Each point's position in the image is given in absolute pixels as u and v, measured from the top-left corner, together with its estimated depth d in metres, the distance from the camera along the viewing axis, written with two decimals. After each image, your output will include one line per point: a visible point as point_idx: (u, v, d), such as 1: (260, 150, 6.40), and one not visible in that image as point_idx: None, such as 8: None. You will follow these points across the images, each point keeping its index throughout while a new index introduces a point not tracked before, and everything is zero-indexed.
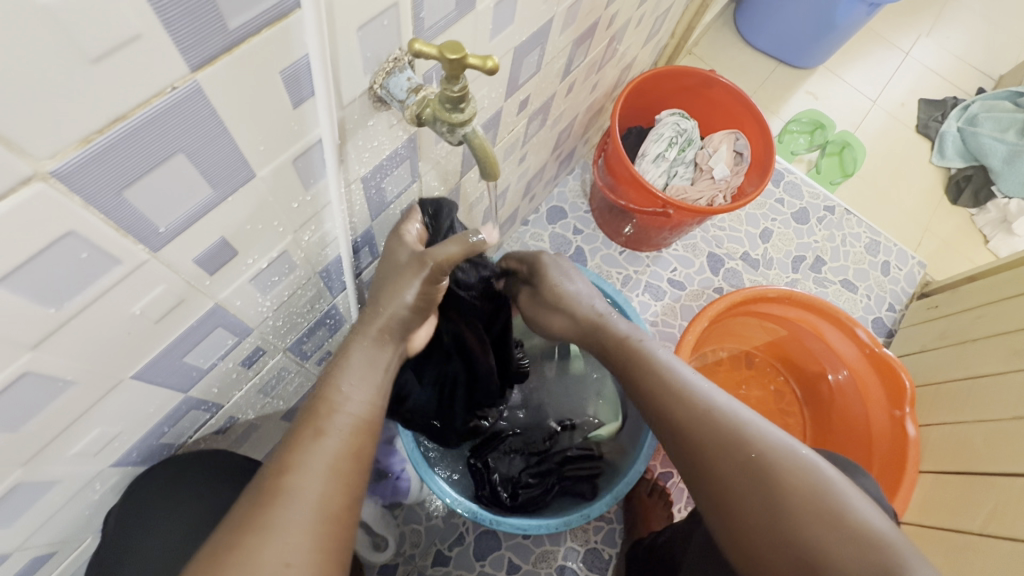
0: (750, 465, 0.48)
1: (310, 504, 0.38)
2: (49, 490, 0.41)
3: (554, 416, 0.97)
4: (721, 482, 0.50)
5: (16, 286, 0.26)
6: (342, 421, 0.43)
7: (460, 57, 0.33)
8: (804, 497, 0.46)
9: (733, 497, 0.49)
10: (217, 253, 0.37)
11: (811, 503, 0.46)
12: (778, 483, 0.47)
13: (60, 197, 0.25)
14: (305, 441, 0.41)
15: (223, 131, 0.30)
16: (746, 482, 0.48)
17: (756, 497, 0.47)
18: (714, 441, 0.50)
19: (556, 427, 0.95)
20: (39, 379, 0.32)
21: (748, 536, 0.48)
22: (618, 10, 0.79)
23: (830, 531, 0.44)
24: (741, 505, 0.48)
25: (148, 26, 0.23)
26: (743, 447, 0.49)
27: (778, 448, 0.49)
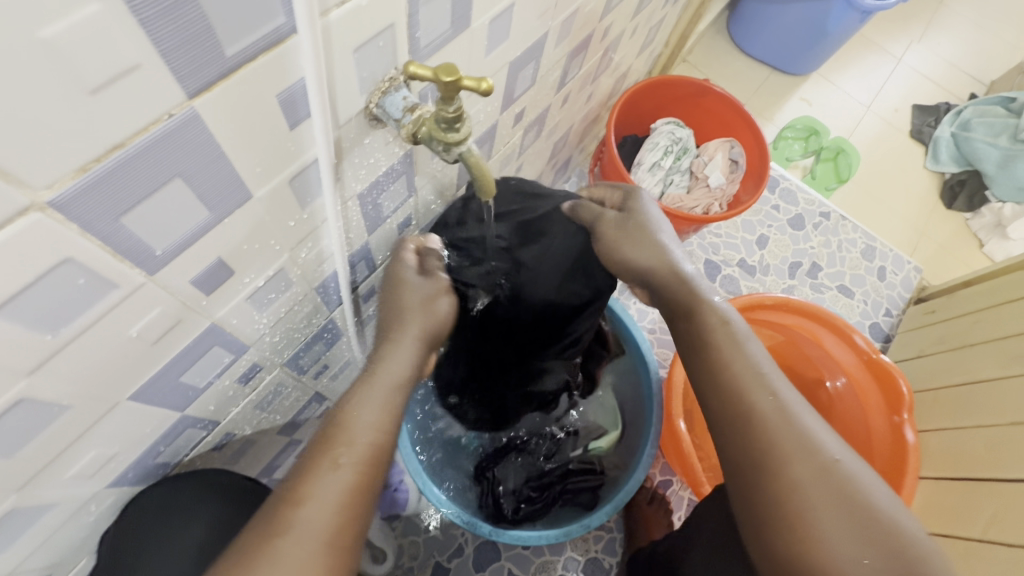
0: (792, 451, 0.42)
1: (317, 535, 0.36)
2: (45, 513, 0.40)
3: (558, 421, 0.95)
4: (751, 462, 0.44)
5: (12, 314, 0.26)
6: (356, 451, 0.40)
7: (456, 79, 0.33)
8: (842, 500, 0.41)
9: (760, 479, 0.43)
10: (213, 274, 0.37)
11: (847, 509, 0.40)
12: (817, 478, 0.41)
13: (56, 226, 0.25)
14: (320, 469, 0.38)
15: (220, 154, 0.30)
16: (783, 467, 0.42)
17: (789, 487, 0.42)
18: (756, 419, 0.44)
19: (559, 433, 0.94)
20: (34, 405, 0.32)
21: (764, 523, 0.42)
22: (612, 22, 0.80)
23: (864, 544, 0.39)
24: (767, 489, 0.43)
25: (146, 57, 0.23)
26: (787, 432, 0.43)
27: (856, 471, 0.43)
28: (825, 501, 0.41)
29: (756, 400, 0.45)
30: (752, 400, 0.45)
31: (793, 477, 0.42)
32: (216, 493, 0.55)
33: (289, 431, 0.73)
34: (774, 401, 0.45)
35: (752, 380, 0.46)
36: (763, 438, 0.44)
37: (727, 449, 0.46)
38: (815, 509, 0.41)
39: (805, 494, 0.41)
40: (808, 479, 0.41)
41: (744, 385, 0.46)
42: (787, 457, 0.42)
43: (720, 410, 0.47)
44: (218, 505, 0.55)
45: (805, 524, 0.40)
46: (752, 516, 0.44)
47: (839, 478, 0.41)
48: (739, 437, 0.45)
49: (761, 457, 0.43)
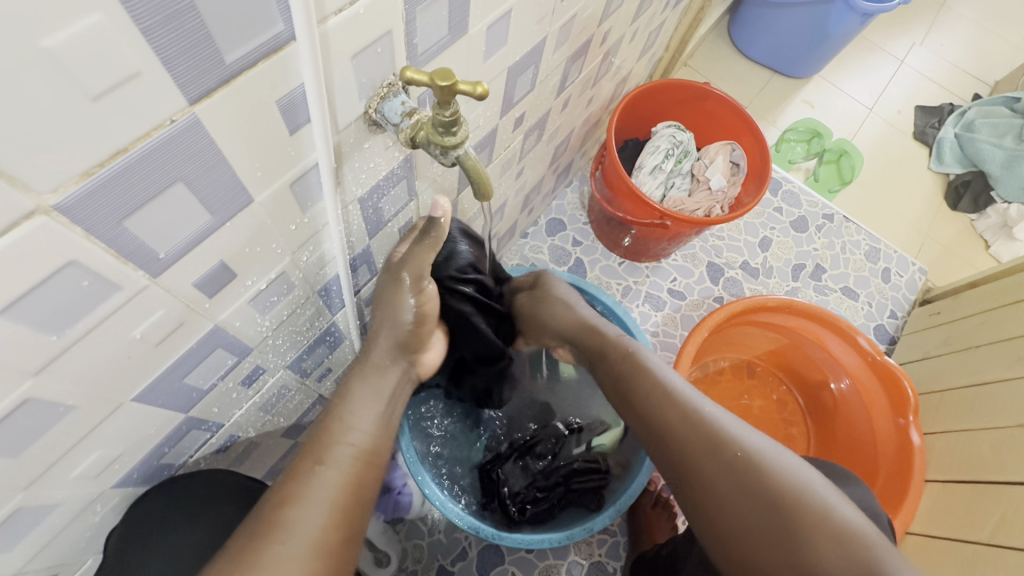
0: (722, 457, 0.51)
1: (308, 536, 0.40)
2: (50, 513, 0.41)
3: (560, 418, 0.97)
4: (696, 478, 0.52)
5: (18, 315, 0.27)
6: (343, 452, 0.46)
7: (451, 83, 0.34)
8: (773, 485, 0.48)
9: (710, 490, 0.51)
10: (216, 277, 0.37)
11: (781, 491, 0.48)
12: (750, 474, 0.49)
13: (62, 229, 0.25)
14: (305, 470, 0.43)
15: (221, 159, 0.30)
16: (719, 476, 0.50)
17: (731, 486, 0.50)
18: (687, 442, 0.53)
19: (563, 429, 0.95)
20: (40, 405, 0.32)
21: (730, 530, 0.49)
22: (611, 27, 0.80)
23: (806, 515, 0.46)
24: (719, 497, 0.50)
25: (147, 65, 0.23)
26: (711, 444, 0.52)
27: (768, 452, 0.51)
28: (761, 486, 0.48)
29: (684, 425, 0.54)
30: (680, 427, 0.55)
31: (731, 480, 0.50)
32: (222, 497, 0.56)
33: (292, 434, 0.73)
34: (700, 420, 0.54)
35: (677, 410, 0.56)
36: (696, 454, 0.52)
37: (676, 479, 0.54)
38: (756, 498, 0.48)
39: (747, 486, 0.49)
40: (739, 471, 0.50)
41: (672, 416, 0.56)
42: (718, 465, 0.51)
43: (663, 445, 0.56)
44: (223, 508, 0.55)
45: (756, 515, 0.47)
46: (716, 530, 0.50)
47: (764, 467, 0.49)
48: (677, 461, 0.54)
49: (703, 471, 0.51)
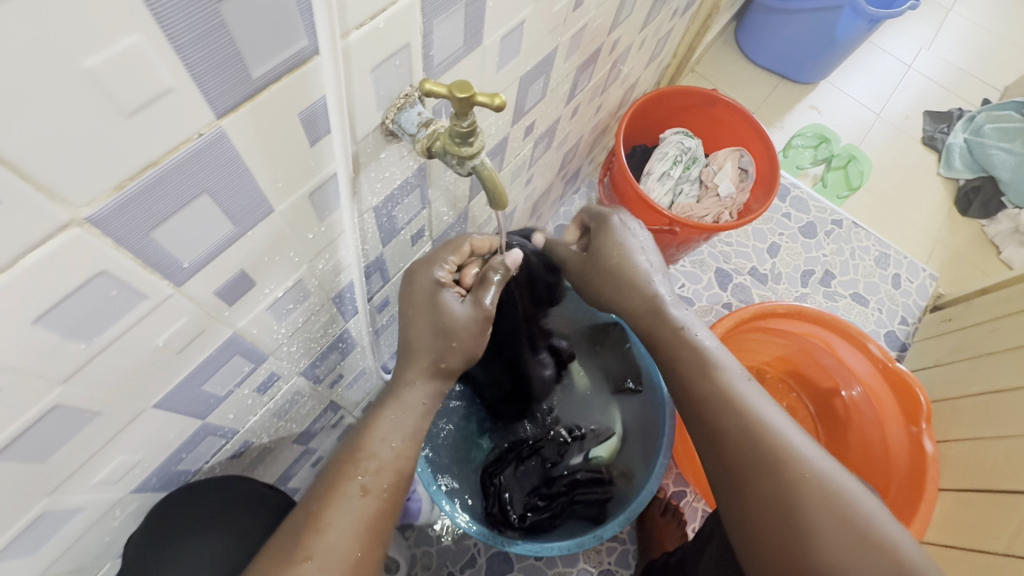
0: (783, 457, 0.47)
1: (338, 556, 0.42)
2: (72, 518, 0.42)
3: (563, 423, 0.96)
4: (744, 468, 0.48)
5: (51, 324, 0.28)
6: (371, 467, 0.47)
7: (469, 96, 0.34)
8: (830, 499, 0.45)
9: (755, 485, 0.47)
10: (236, 285, 0.38)
11: (838, 509, 0.44)
12: (810, 483, 0.45)
13: (93, 240, 0.26)
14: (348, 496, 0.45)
15: (245, 170, 0.31)
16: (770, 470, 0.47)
17: (783, 489, 0.46)
18: (743, 431, 0.49)
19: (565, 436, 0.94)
20: (66, 412, 0.33)
21: (766, 531, 0.46)
22: (620, 35, 0.81)
23: (859, 542, 0.43)
24: (766, 494, 0.47)
25: (178, 82, 0.24)
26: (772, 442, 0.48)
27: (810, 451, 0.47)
28: (815, 497, 0.45)
29: (742, 412, 0.50)
30: (737, 414, 0.50)
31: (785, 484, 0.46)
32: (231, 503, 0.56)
33: (304, 440, 0.74)
34: (758, 412, 0.50)
35: (737, 396, 0.51)
36: (752, 446, 0.48)
37: (717, 464, 0.51)
38: (803, 509, 0.45)
39: (801, 496, 0.45)
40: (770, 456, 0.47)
41: (729, 402, 0.51)
42: (776, 466, 0.47)
43: (709, 429, 0.52)
44: (239, 513, 0.57)
45: (801, 528, 0.44)
46: (751, 521, 0.47)
47: (825, 480, 0.46)
48: (725, 447, 0.50)
49: (750, 467, 0.48)
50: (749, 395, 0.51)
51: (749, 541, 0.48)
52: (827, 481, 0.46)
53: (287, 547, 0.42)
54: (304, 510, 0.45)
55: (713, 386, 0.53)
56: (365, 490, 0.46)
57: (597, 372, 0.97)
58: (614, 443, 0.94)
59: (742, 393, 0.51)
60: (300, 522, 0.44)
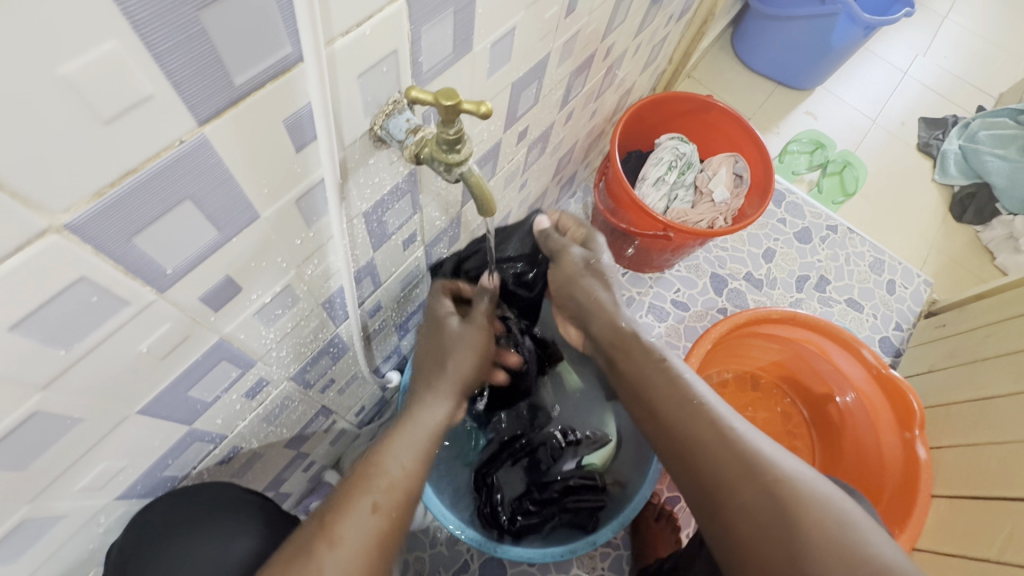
0: (740, 474, 0.47)
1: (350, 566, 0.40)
2: (54, 525, 0.41)
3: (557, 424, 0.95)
4: (710, 489, 0.48)
5: (29, 331, 0.27)
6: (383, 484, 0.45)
7: (455, 103, 0.34)
8: (793, 512, 0.43)
9: (722, 504, 0.47)
10: (222, 291, 0.38)
11: (802, 522, 0.43)
12: (768, 497, 0.45)
13: (72, 247, 0.26)
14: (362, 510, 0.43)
15: (229, 177, 0.31)
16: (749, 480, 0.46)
17: (745, 507, 0.46)
18: (704, 451, 0.50)
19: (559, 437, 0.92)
20: (47, 418, 0.33)
21: (738, 552, 0.45)
22: (615, 41, 0.81)
23: (831, 556, 0.41)
24: (733, 513, 0.46)
25: (157, 89, 0.24)
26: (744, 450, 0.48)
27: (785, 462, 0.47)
28: (776, 511, 0.44)
29: (704, 433, 0.50)
30: (699, 435, 0.51)
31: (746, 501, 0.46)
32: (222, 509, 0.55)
33: (295, 445, 0.73)
34: (720, 430, 0.50)
35: (700, 414, 0.52)
36: (712, 466, 0.49)
37: (689, 486, 0.51)
38: (771, 526, 0.44)
39: (762, 512, 0.44)
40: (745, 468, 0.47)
41: (692, 422, 0.52)
42: (735, 484, 0.47)
43: (676, 450, 0.52)
44: (229, 520, 0.55)
45: (769, 544, 0.43)
46: (726, 544, 0.47)
47: (788, 492, 0.44)
48: (692, 469, 0.50)
49: (716, 485, 0.48)
50: (712, 411, 0.51)
51: (730, 566, 0.47)
52: (791, 492, 0.44)
53: (300, 557, 0.40)
54: (317, 521, 0.42)
55: (678, 404, 0.53)
56: (376, 507, 0.44)
57: (591, 377, 0.96)
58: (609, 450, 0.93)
59: (704, 411, 0.52)
60: (314, 530, 0.41)
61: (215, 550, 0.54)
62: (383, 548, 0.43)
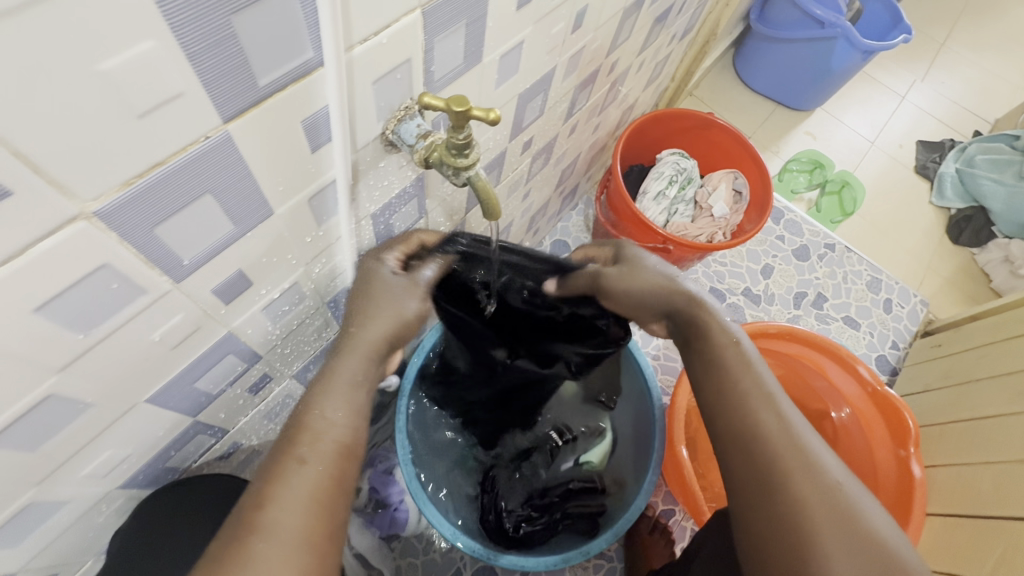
0: (798, 470, 0.44)
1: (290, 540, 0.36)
2: (58, 510, 0.42)
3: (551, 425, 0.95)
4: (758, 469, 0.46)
5: (52, 314, 0.28)
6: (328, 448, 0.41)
7: (466, 110, 0.36)
8: (847, 522, 0.42)
9: (768, 496, 0.44)
10: (233, 285, 0.39)
11: (849, 531, 0.42)
12: (826, 499, 0.43)
13: (98, 234, 0.27)
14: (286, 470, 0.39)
15: (248, 173, 0.32)
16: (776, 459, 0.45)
17: (797, 504, 0.43)
18: (763, 439, 0.46)
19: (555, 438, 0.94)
20: (60, 402, 0.34)
21: (772, 546, 0.43)
22: (619, 57, 0.83)
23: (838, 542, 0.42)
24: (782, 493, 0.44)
25: (189, 86, 0.25)
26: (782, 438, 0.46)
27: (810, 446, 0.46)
28: (833, 518, 0.42)
29: (765, 423, 0.47)
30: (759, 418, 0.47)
31: (805, 500, 0.43)
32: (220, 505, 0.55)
33: None
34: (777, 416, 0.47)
35: (758, 402, 0.48)
36: (770, 453, 0.45)
37: (729, 468, 0.48)
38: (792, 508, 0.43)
39: (814, 513, 0.43)
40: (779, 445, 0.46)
41: (751, 406, 0.48)
42: (794, 479, 0.44)
43: (725, 432, 0.49)
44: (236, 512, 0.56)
45: (813, 549, 0.42)
46: (757, 533, 0.45)
47: (844, 500, 0.43)
48: (741, 451, 0.47)
49: (763, 475, 0.45)
50: (773, 402, 0.48)
51: (752, 553, 0.45)
52: (846, 501, 0.43)
53: None
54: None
55: (735, 388, 0.49)
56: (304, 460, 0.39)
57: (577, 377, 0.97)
58: (605, 448, 0.94)
59: (766, 398, 0.48)
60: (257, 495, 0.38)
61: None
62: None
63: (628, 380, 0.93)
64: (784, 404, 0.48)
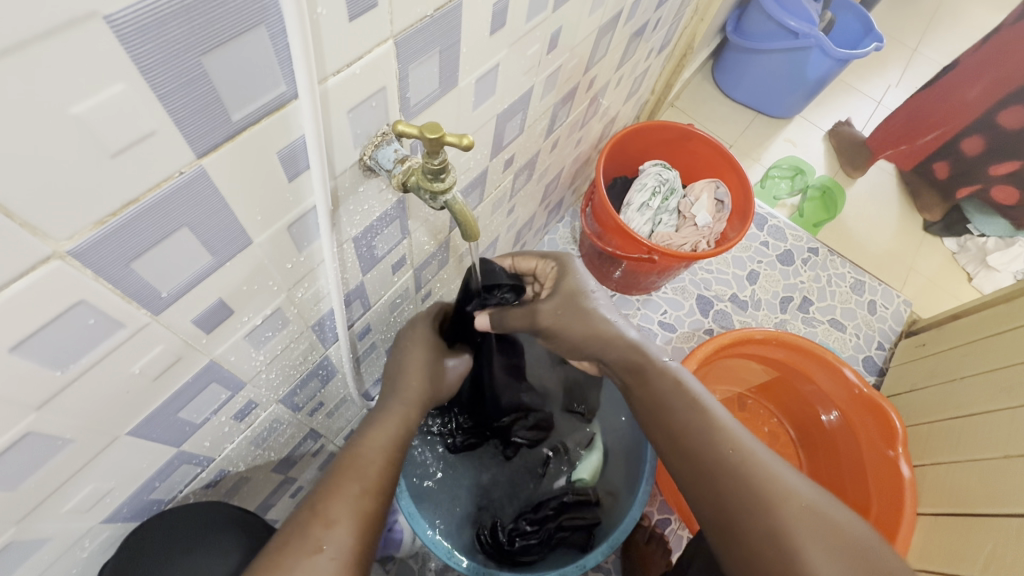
0: (765, 492, 0.47)
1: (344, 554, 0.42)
2: (40, 547, 0.41)
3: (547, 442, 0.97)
4: (728, 504, 0.48)
5: (28, 354, 0.29)
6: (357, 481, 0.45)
7: (439, 136, 0.36)
8: (826, 536, 0.44)
9: (745, 527, 0.47)
10: (214, 314, 0.39)
11: (824, 534, 0.44)
12: (797, 514, 0.45)
13: (74, 271, 0.27)
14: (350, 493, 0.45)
15: (224, 206, 0.33)
16: (744, 491, 0.48)
17: (763, 525, 0.46)
18: (728, 472, 0.49)
19: (548, 453, 0.96)
20: (40, 438, 0.33)
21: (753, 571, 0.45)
22: (597, 74, 0.85)
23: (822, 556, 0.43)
24: (754, 524, 0.46)
25: (161, 124, 0.26)
26: (748, 474, 0.48)
27: (766, 470, 0.48)
28: (812, 535, 0.44)
29: (725, 453, 0.50)
30: (719, 453, 0.50)
31: (787, 522, 0.45)
32: (216, 527, 0.55)
33: (282, 469, 0.73)
34: (738, 450, 0.50)
35: (718, 434, 0.52)
36: (733, 484, 0.48)
37: (712, 507, 0.49)
38: (769, 540, 0.45)
39: (792, 532, 0.44)
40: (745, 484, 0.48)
41: (709, 439, 0.52)
42: (766, 502, 0.46)
43: (693, 468, 0.52)
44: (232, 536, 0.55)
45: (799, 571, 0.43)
46: (740, 562, 0.47)
47: (814, 513, 0.45)
48: (712, 489, 0.50)
49: (736, 509, 0.48)
50: (727, 435, 0.52)
51: None
52: (813, 511, 0.46)
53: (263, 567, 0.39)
54: None
55: (694, 425, 0.53)
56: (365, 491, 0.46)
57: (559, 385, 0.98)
58: (597, 462, 0.93)
59: (723, 432, 0.52)
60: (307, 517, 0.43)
61: (221, 568, 0.54)
62: (349, 534, 0.43)
63: (609, 390, 0.95)
64: (742, 438, 0.51)
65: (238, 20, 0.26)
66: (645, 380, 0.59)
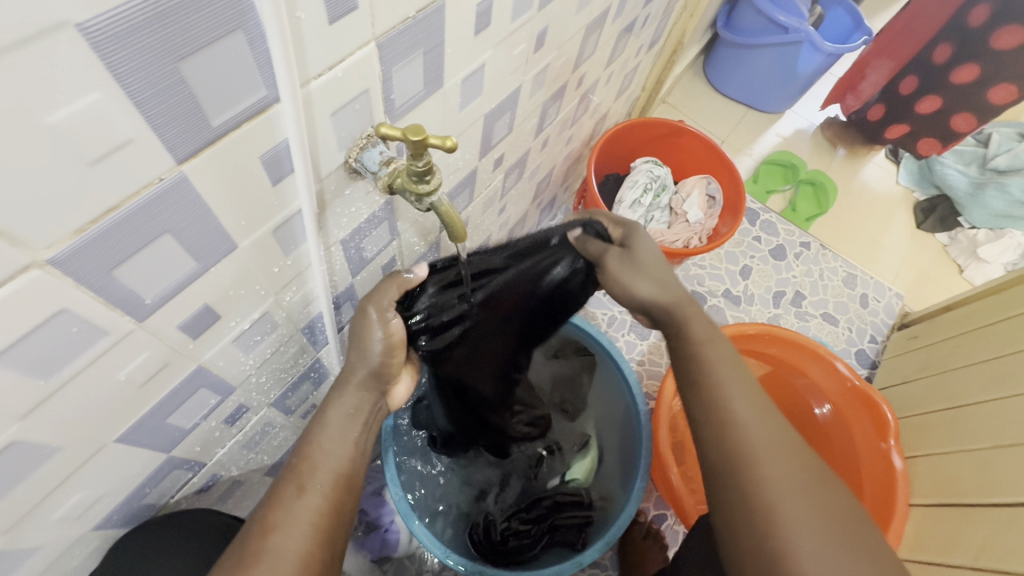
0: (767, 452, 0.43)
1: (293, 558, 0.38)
2: (29, 556, 0.41)
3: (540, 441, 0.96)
4: (725, 454, 0.45)
5: (10, 363, 0.28)
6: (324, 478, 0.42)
7: (422, 138, 0.36)
8: (824, 512, 0.40)
9: (728, 478, 0.43)
10: (200, 319, 0.39)
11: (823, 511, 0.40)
12: (794, 484, 0.41)
13: (55, 281, 0.27)
14: (286, 497, 0.40)
15: (208, 211, 0.33)
16: (748, 444, 0.44)
17: (757, 483, 0.42)
18: (737, 422, 0.45)
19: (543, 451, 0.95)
20: (27, 447, 0.33)
21: (732, 527, 0.42)
22: (586, 72, 0.85)
23: (811, 531, 0.39)
24: (745, 480, 0.42)
25: (139, 131, 0.26)
26: (760, 431, 0.44)
27: (776, 435, 0.44)
28: (804, 507, 0.40)
29: (738, 408, 0.46)
30: (733, 407, 0.47)
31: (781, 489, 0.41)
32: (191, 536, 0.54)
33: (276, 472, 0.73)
34: (753, 409, 0.46)
35: (737, 390, 0.48)
36: (739, 434, 0.45)
37: (709, 452, 0.46)
38: (758, 501, 0.41)
39: (781, 497, 0.40)
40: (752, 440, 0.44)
41: (726, 390, 0.48)
42: (760, 457, 0.43)
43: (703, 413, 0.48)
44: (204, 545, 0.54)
45: (780, 539, 0.39)
46: (722, 513, 0.43)
47: (818, 488, 0.41)
48: (716, 434, 0.46)
49: (726, 463, 0.44)
50: (750, 393, 0.48)
51: (722, 536, 0.43)
52: (818, 487, 0.41)
53: None
54: None
55: (714, 375, 0.49)
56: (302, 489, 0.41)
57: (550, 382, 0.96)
58: (589, 464, 0.93)
59: (743, 390, 0.48)
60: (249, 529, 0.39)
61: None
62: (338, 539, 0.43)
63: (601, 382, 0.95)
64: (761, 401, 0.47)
65: (214, 25, 0.26)
66: (690, 334, 0.54)
